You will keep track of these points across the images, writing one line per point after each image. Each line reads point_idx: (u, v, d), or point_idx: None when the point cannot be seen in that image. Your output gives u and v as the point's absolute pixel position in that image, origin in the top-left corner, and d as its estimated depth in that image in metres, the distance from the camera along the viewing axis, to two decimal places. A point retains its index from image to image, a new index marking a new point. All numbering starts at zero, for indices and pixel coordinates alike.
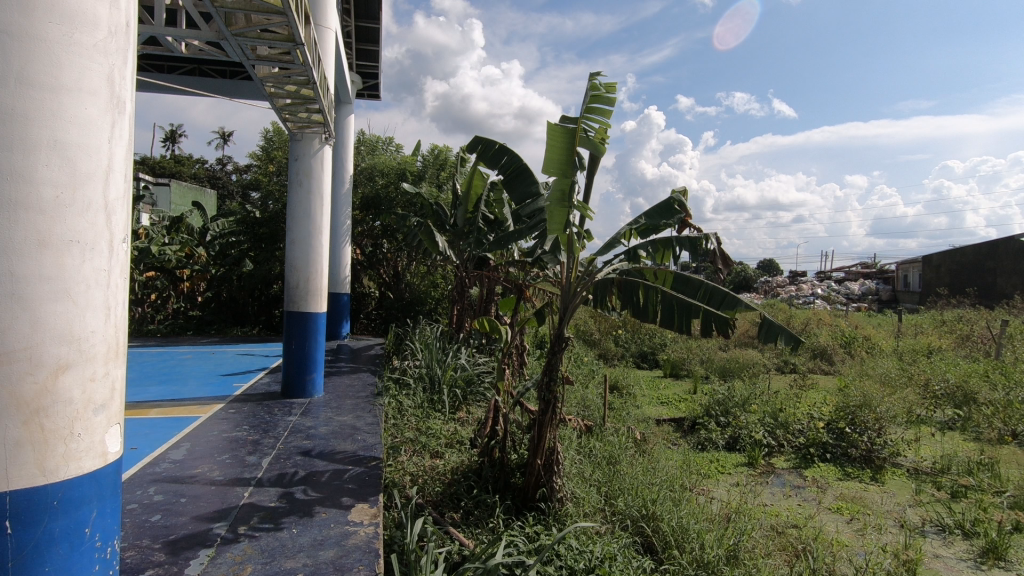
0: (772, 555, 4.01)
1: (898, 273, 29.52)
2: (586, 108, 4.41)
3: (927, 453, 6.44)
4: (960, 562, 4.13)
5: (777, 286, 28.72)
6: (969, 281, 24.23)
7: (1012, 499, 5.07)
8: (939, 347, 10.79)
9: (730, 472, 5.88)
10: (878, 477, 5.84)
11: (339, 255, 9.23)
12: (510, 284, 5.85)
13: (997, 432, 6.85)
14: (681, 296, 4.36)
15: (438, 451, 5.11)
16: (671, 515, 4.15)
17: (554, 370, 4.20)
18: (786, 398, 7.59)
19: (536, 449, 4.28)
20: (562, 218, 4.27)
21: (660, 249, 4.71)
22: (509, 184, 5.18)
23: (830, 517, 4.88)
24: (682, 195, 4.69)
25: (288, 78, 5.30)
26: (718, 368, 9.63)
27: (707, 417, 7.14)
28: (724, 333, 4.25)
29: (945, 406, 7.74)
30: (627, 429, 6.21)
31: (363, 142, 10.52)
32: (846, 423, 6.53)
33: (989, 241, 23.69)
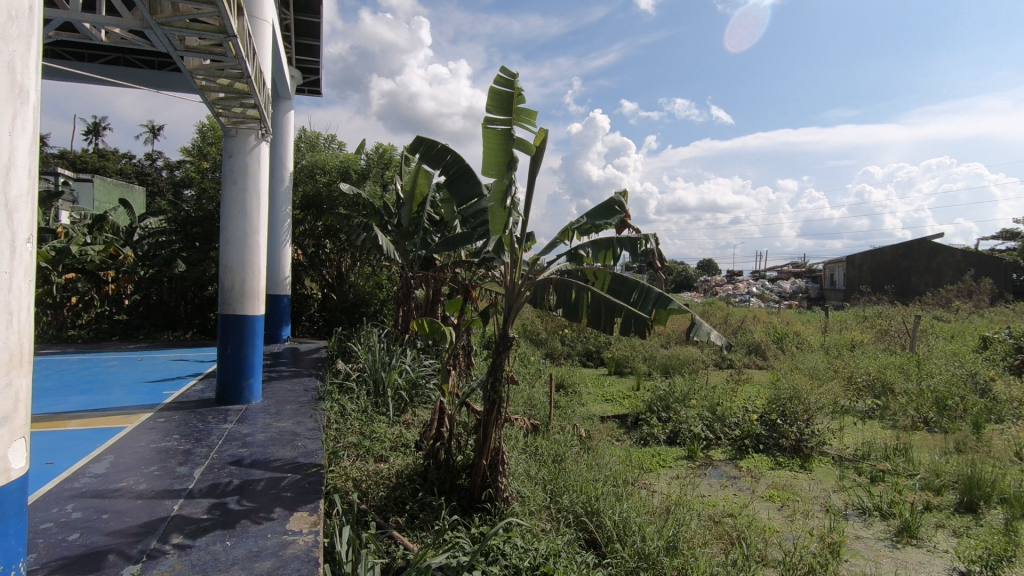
0: (710, 544, 4.14)
1: (824, 272, 31.26)
2: (517, 110, 4.47)
3: (850, 441, 6.85)
4: (878, 542, 4.43)
5: (715, 286, 29.84)
6: (887, 279, 25.98)
7: (924, 480, 5.46)
8: (861, 341, 11.51)
9: (671, 465, 6.08)
10: (806, 465, 6.17)
11: (279, 256, 8.92)
12: (456, 284, 5.85)
13: (911, 419, 7.38)
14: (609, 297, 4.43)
15: (382, 455, 5.05)
16: (614, 510, 4.23)
17: (499, 370, 4.21)
18: (723, 393, 7.90)
19: (481, 449, 4.29)
20: (502, 220, 4.30)
21: (601, 250, 4.81)
22: (452, 185, 5.16)
23: (763, 505, 5.12)
24: (622, 197, 4.80)
25: (220, 71, 5.09)
26: (660, 365, 9.94)
27: (650, 413, 7.35)
28: (640, 334, 4.31)
29: (866, 397, 8.26)
30: (572, 427, 6.29)
31: (304, 139, 10.23)
32: (777, 415, 6.89)
33: (905, 242, 25.57)
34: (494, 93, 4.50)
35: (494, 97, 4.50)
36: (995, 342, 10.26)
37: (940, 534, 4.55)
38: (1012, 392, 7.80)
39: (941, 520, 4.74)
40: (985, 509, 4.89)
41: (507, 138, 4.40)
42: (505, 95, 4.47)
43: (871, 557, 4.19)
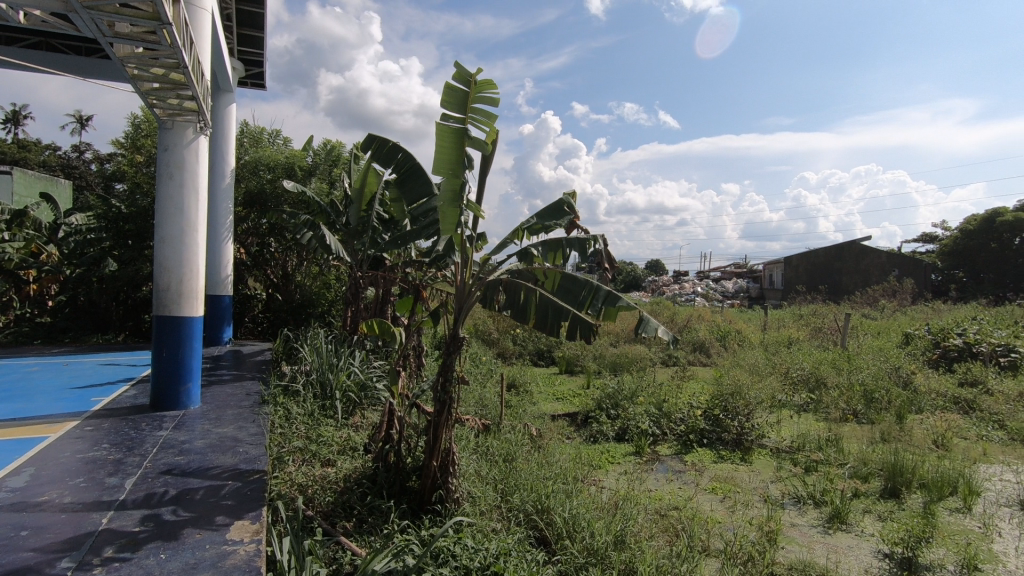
0: (656, 537, 4.24)
1: (763, 272, 32.66)
2: (471, 108, 4.46)
3: (787, 434, 7.18)
4: (812, 528, 4.67)
5: (662, 286, 30.66)
6: (821, 279, 27.41)
7: (853, 469, 5.79)
8: (797, 339, 12.09)
9: (619, 461, 6.21)
10: (746, 458, 6.43)
11: (219, 255, 8.56)
12: (406, 284, 5.79)
13: (842, 412, 7.80)
14: (555, 299, 4.51)
15: (329, 459, 4.93)
16: (563, 507, 4.28)
17: (449, 370, 4.19)
18: (669, 390, 8.13)
19: (432, 451, 4.25)
20: (454, 219, 4.28)
21: (551, 250, 4.84)
22: (402, 183, 5.10)
23: (706, 497, 5.31)
24: (571, 197, 4.87)
25: (154, 60, 4.84)
26: (609, 363, 10.13)
27: (599, 411, 7.48)
28: (585, 338, 4.44)
29: (801, 391, 8.69)
30: (522, 426, 6.32)
31: (246, 133, 9.85)
32: (720, 410, 7.13)
33: (837, 244, 27.06)
34: (449, 89, 4.46)
35: (449, 94, 4.45)
36: (915, 337, 11.00)
37: (867, 519, 4.83)
38: (930, 385, 8.39)
39: (868, 506, 5.04)
40: (906, 494, 5.23)
41: (460, 136, 4.39)
42: (460, 92, 4.44)
43: (805, 544, 4.40)
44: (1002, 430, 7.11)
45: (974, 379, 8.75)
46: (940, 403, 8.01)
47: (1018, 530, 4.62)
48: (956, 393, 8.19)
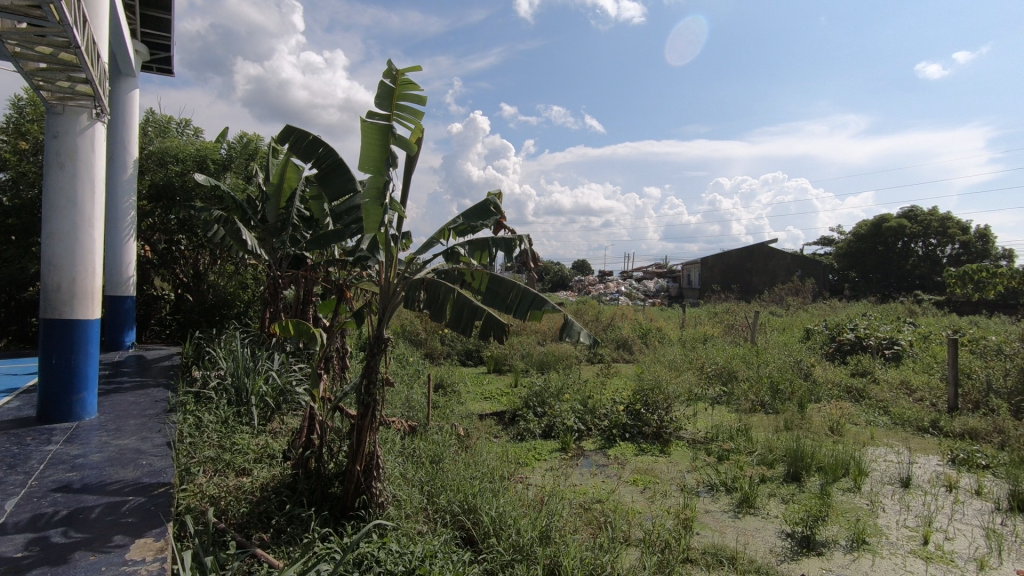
0: (580, 530, 4.34)
1: (682, 272, 34.27)
2: (397, 105, 4.39)
3: (702, 426, 7.58)
4: (723, 513, 4.96)
5: (588, 286, 31.42)
6: (733, 279, 29.12)
7: (760, 456, 6.20)
8: (711, 335, 12.79)
9: (545, 458, 6.32)
10: (665, 450, 6.72)
11: (120, 252, 7.92)
12: (329, 285, 5.62)
13: (751, 403, 8.33)
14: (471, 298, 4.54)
15: (244, 468, 4.70)
16: (490, 505, 4.30)
17: (374, 372, 4.10)
18: (593, 387, 8.37)
19: (355, 455, 4.13)
20: (377, 217, 4.19)
21: (477, 251, 4.76)
22: (323, 179, 4.93)
23: (628, 488, 5.51)
24: (497, 198, 4.89)
25: (40, 37, 4.38)
26: (537, 362, 10.28)
27: (526, 409, 7.58)
28: (496, 338, 4.48)
29: (716, 384, 9.20)
30: (450, 426, 6.28)
31: (151, 122, 9.16)
32: (641, 405, 7.41)
33: (748, 247, 28.87)
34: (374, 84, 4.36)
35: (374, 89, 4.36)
36: (815, 333, 11.94)
37: (772, 502, 5.18)
38: (827, 376, 9.13)
39: (773, 490, 5.42)
40: (806, 477, 5.67)
41: (385, 134, 4.30)
42: (386, 88, 4.36)
43: (718, 528, 4.67)
44: (887, 415, 7.85)
45: (864, 370, 9.61)
46: (835, 392, 8.74)
47: (898, 504, 5.12)
48: (848, 383, 8.96)
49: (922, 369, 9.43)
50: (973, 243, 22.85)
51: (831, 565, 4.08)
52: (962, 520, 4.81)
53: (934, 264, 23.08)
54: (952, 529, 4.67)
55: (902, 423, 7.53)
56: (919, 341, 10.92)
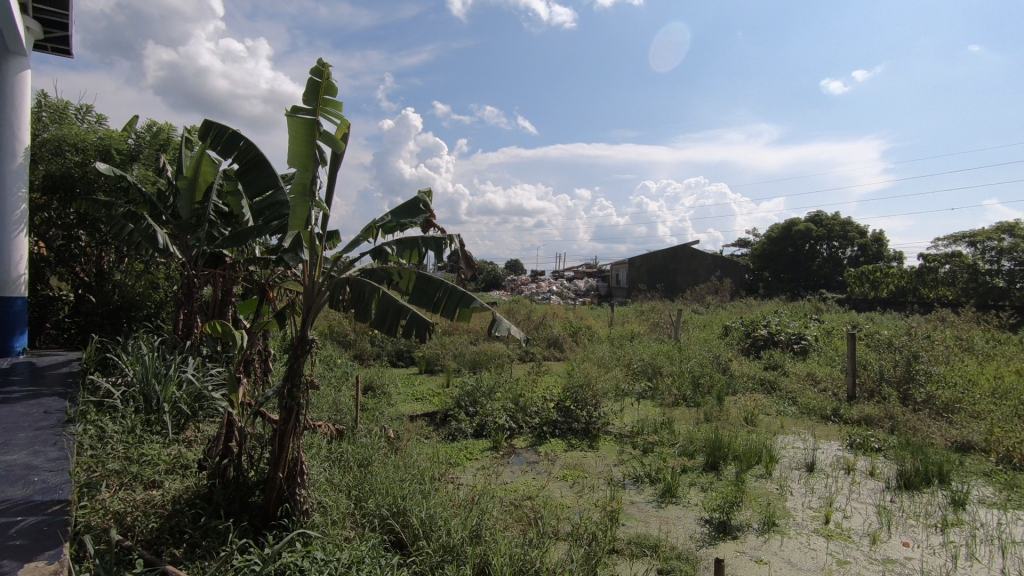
0: (510, 527, 4.37)
1: (610, 272, 35.31)
2: (323, 100, 4.26)
3: (628, 420, 7.84)
4: (647, 504, 5.16)
5: (520, 285, 31.69)
6: (658, 279, 30.33)
7: (681, 447, 6.50)
8: (637, 332, 13.28)
9: (476, 457, 6.33)
10: (593, 445, 6.90)
11: (9, 248, 7.19)
12: (250, 285, 5.38)
13: (674, 397, 8.71)
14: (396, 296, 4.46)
15: (154, 480, 4.40)
16: (420, 507, 4.24)
17: (297, 375, 3.95)
18: (524, 385, 8.47)
19: (277, 462, 3.96)
20: (304, 214, 4.02)
21: (406, 250, 4.75)
22: (243, 175, 4.69)
23: (557, 484, 5.62)
24: (426, 196, 4.86)
25: None
26: (468, 361, 10.27)
27: (458, 408, 7.56)
28: (420, 336, 4.39)
29: (641, 379, 9.55)
30: (379, 429, 6.15)
31: (45, 107, 8.36)
32: (571, 401, 7.56)
33: (672, 248, 30.13)
34: None
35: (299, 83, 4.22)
36: (732, 329, 12.65)
37: (692, 491, 5.45)
38: (743, 369, 9.71)
39: (693, 479, 5.69)
40: (723, 465, 6.00)
41: (311, 129, 4.18)
42: (313, 82, 4.24)
43: (642, 519, 4.84)
44: (795, 406, 8.44)
45: (775, 363, 10.29)
46: (750, 384, 9.30)
47: (804, 487, 5.53)
48: (762, 375, 9.57)
49: (825, 362, 10.21)
50: (869, 246, 25.15)
51: (745, 548, 4.33)
52: (858, 500, 5.25)
53: (836, 265, 25.08)
54: (850, 508, 5.09)
55: (808, 412, 8.12)
56: (823, 336, 11.82)
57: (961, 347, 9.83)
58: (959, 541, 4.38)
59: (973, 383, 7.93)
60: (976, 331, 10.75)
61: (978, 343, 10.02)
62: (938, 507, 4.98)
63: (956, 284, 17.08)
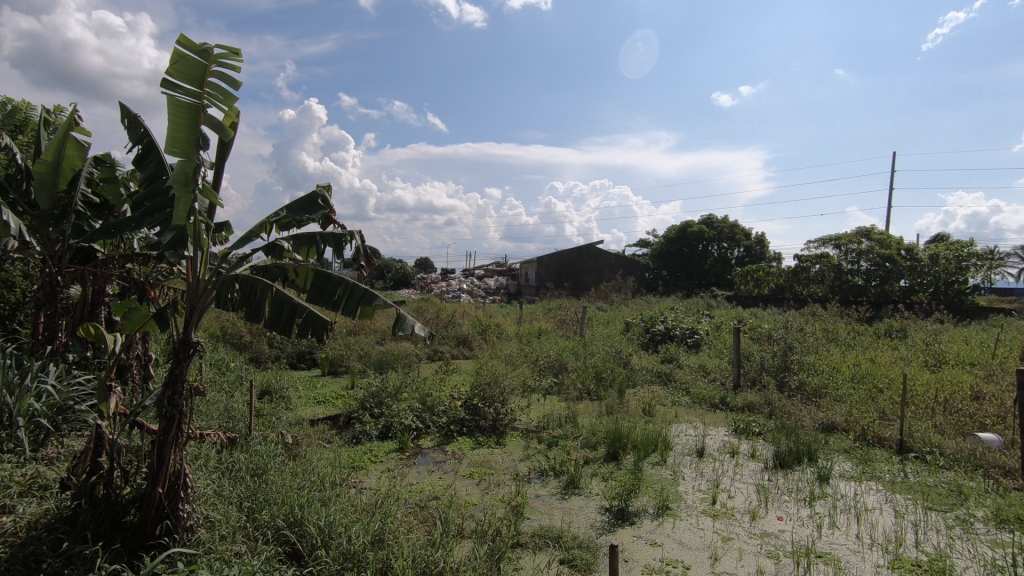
0: (414, 528, 4.30)
1: (519, 271, 35.86)
2: (208, 83, 3.95)
3: (534, 416, 8.01)
4: (551, 496, 5.29)
5: (430, 284, 31.36)
6: (565, 277, 31.22)
7: (584, 439, 6.73)
8: (545, 329, 13.58)
9: (381, 460, 6.18)
10: (500, 441, 6.97)
11: None
12: (126, 283, 4.90)
13: (578, 391, 9.00)
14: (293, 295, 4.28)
15: (5, 505, 3.87)
16: (318, 514, 4.06)
17: (180, 381, 3.64)
18: (432, 385, 8.37)
19: (155, 476, 3.62)
20: (187, 205, 3.71)
21: (303, 247, 4.47)
22: (139, 162, 4.28)
23: (464, 482, 5.61)
24: (325, 191, 4.66)
25: None
26: (374, 362, 10.00)
27: (362, 410, 7.33)
28: (318, 337, 4.24)
29: (548, 375, 9.78)
30: (275, 435, 5.82)
31: None
32: (478, 399, 7.58)
33: (578, 247, 31.10)
34: (178, 57, 3.86)
35: (181, 62, 3.87)
36: (633, 325, 13.30)
37: (594, 482, 5.64)
38: (641, 363, 10.23)
39: (594, 470, 5.91)
40: (622, 455, 6.27)
41: (194, 114, 3.87)
42: (196, 62, 3.91)
43: (546, 511, 4.96)
44: (688, 395, 9.02)
45: (670, 357, 10.93)
46: (648, 377, 9.82)
47: (694, 472, 5.92)
48: (659, 368, 10.13)
49: (714, 354, 11.00)
50: (753, 247, 27.44)
51: (641, 532, 4.57)
52: (740, 480, 5.70)
53: (725, 264, 27.10)
54: (733, 488, 5.51)
55: (699, 402, 8.71)
56: (713, 330, 12.73)
57: (827, 339, 10.99)
58: (823, 512, 4.89)
59: (836, 371, 8.89)
60: (840, 324, 12.06)
61: (841, 335, 11.23)
62: (807, 482, 5.53)
63: (824, 282, 19.07)
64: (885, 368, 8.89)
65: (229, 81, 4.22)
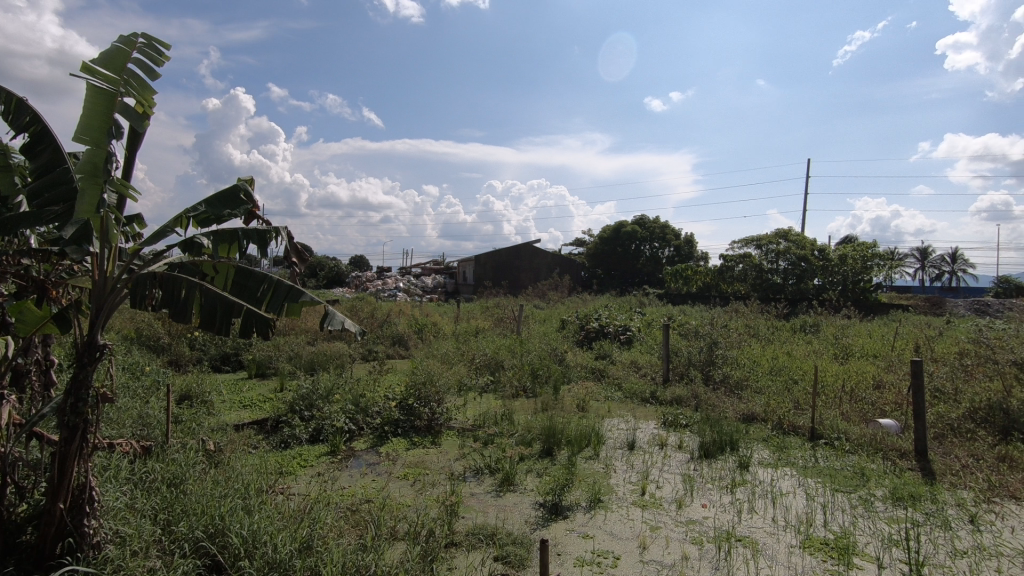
0: (345, 533, 4.20)
1: (457, 269, 35.68)
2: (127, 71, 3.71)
3: (470, 414, 8.01)
4: (486, 494, 5.29)
5: (366, 282, 30.64)
6: (503, 276, 31.34)
7: (520, 437, 6.78)
8: (482, 328, 13.60)
9: (311, 464, 5.98)
10: (436, 441, 6.92)
11: None
12: (23, 282, 4.48)
13: (515, 389, 9.06)
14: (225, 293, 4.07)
15: None
16: (241, 524, 3.87)
17: (84, 387, 3.36)
18: (366, 385, 8.19)
19: (56, 491, 3.33)
20: (94, 198, 3.46)
21: (224, 242, 4.21)
22: (28, 149, 3.90)
23: (398, 483, 5.53)
24: (247, 185, 4.44)
25: None
26: (305, 363, 9.66)
27: (291, 414, 7.06)
28: (261, 335, 4.08)
29: (484, 373, 9.79)
30: (195, 442, 5.50)
31: None
32: (413, 399, 7.48)
33: (516, 246, 31.28)
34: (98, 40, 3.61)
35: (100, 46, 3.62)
36: (568, 323, 13.54)
37: (528, 478, 5.70)
38: (576, 360, 10.44)
39: (529, 466, 5.97)
40: (556, 450, 6.37)
41: (108, 101, 3.61)
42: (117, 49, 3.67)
43: (481, 509, 4.96)
44: (620, 390, 9.29)
45: (604, 353, 11.21)
46: (583, 373, 10.04)
47: (625, 464, 6.11)
48: (593, 365, 10.38)
49: (645, 350, 11.38)
50: (682, 247, 28.61)
51: (573, 526, 4.66)
52: (668, 471, 5.94)
53: (656, 263, 28.10)
54: (661, 478, 5.73)
55: (631, 396, 8.99)
56: (644, 327, 13.18)
57: (749, 334, 11.62)
58: (743, 498, 5.17)
59: (756, 364, 9.42)
60: (760, 320, 12.78)
61: (761, 330, 11.91)
62: (729, 470, 5.83)
63: (747, 281, 20.17)
64: (799, 361, 9.50)
65: (149, 70, 3.97)
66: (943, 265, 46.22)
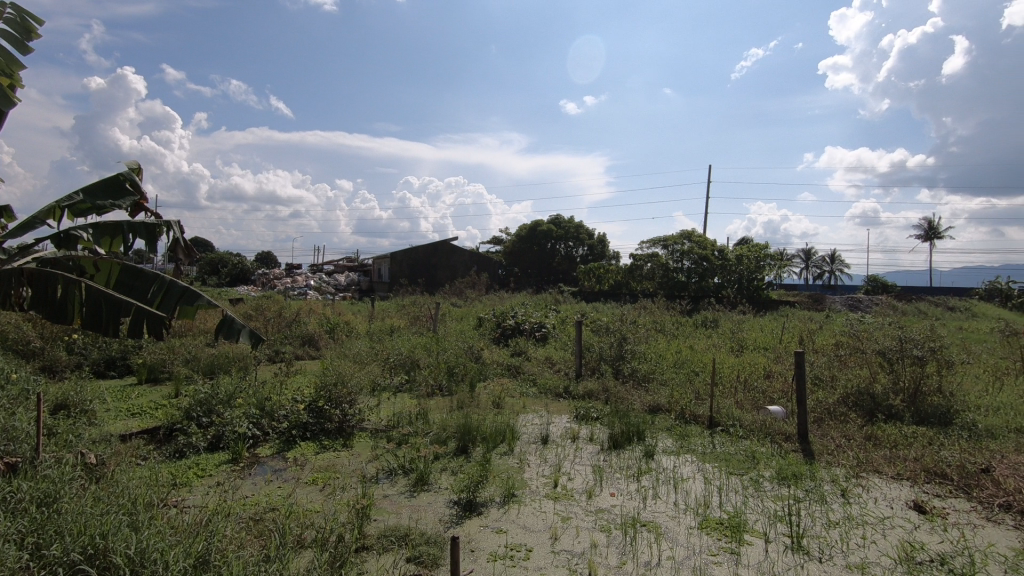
0: (245, 545, 3.98)
1: (372, 266, 34.72)
2: None
3: (384, 415, 7.85)
4: (400, 495, 5.21)
5: (273, 279, 29.08)
6: (420, 273, 30.89)
7: (434, 436, 6.73)
8: (397, 326, 13.35)
9: (210, 474, 5.60)
10: (347, 443, 6.71)
11: None
12: None
13: (430, 387, 8.98)
14: (111, 292, 3.74)
15: None
16: (126, 542, 3.53)
17: None
18: (271, 388, 7.78)
19: None
20: None
21: (105, 237, 3.86)
22: None
23: (306, 489, 5.31)
24: (133, 173, 4.08)
25: None
26: (203, 366, 9.02)
27: (187, 420, 6.56)
28: (154, 334, 3.74)
29: (399, 372, 9.63)
30: (72, 456, 4.97)
31: None
32: (324, 400, 7.20)
33: (433, 243, 30.94)
34: None
35: None
36: (485, 321, 13.61)
37: (443, 476, 5.68)
38: (492, 358, 10.51)
39: (444, 465, 5.93)
40: (471, 448, 6.39)
41: None
42: None
43: (393, 510, 4.88)
44: (535, 386, 9.47)
45: (519, 350, 11.37)
46: (498, 370, 10.13)
47: (538, 458, 6.23)
48: (508, 362, 10.50)
49: (560, 346, 11.66)
50: (596, 246, 29.60)
51: (487, 521, 4.69)
52: (579, 462, 6.13)
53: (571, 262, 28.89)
54: (573, 470, 5.91)
55: (545, 392, 9.19)
56: (559, 323, 13.51)
57: (655, 330, 12.24)
58: (648, 485, 5.45)
59: (661, 358, 9.94)
60: (665, 316, 13.51)
61: (666, 326, 12.58)
62: (635, 459, 6.13)
63: (654, 279, 21.22)
64: (700, 354, 10.14)
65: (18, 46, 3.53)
66: (823, 265, 51.06)
